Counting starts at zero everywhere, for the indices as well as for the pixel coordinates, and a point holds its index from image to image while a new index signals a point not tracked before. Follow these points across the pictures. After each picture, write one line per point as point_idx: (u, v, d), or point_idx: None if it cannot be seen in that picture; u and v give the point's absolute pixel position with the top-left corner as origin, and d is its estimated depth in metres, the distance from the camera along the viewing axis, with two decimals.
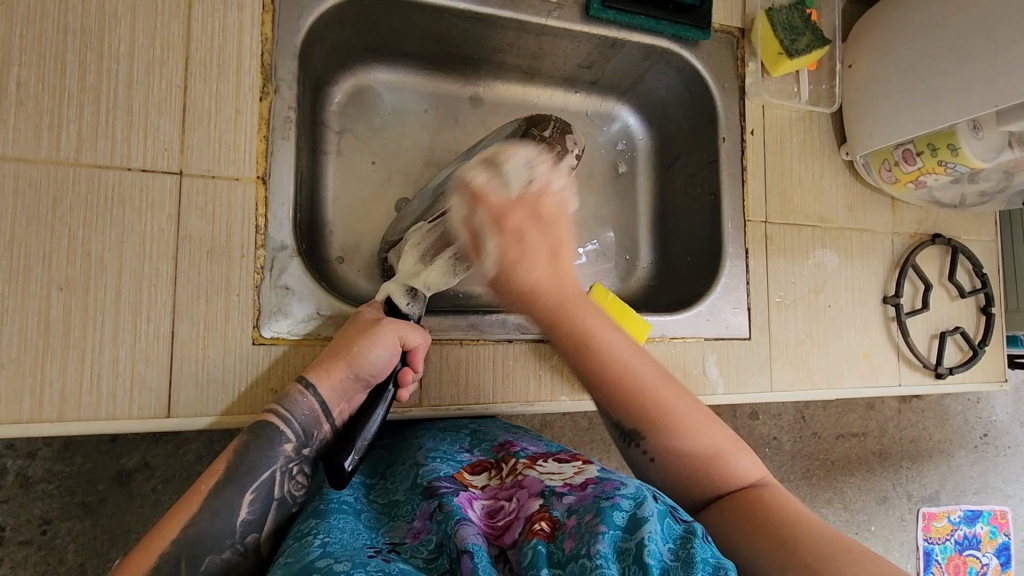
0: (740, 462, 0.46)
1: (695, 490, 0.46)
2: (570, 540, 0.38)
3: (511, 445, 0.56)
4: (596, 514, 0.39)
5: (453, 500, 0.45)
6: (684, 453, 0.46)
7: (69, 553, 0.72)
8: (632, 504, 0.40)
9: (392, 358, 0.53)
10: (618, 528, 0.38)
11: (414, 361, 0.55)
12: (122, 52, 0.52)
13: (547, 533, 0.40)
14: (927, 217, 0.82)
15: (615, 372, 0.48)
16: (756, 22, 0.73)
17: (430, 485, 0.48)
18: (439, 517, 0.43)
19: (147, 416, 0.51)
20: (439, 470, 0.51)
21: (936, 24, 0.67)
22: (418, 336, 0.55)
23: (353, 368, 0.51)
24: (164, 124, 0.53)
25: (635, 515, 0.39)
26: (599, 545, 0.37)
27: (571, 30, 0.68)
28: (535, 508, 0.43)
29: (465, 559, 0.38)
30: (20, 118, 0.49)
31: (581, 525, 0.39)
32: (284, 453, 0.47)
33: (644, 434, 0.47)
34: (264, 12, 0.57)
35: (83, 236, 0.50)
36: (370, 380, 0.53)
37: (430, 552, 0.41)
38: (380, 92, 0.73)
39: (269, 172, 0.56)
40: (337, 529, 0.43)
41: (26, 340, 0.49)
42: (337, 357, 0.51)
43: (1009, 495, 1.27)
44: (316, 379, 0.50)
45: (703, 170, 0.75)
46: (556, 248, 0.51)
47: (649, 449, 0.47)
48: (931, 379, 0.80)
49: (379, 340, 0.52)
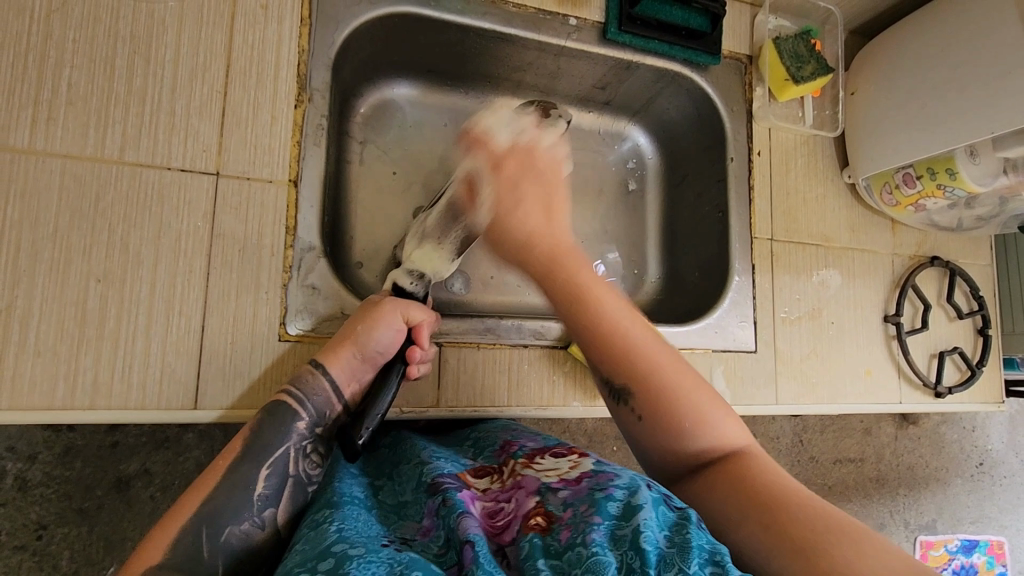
0: (725, 427, 0.45)
1: (678, 454, 0.45)
2: (565, 531, 0.40)
3: (511, 446, 0.56)
4: (591, 504, 0.41)
5: (457, 495, 0.45)
6: (670, 416, 0.45)
7: (63, 559, 0.72)
8: (626, 493, 0.42)
9: (397, 335, 0.55)
10: (612, 518, 0.40)
11: (420, 338, 0.56)
12: (167, 59, 0.55)
13: (543, 526, 0.41)
14: (925, 240, 0.85)
15: (603, 327, 0.47)
16: (764, 50, 0.77)
17: (434, 482, 0.48)
18: (443, 511, 0.44)
19: (174, 406, 0.52)
20: (443, 467, 0.51)
21: (936, 55, 0.70)
22: (422, 313, 0.57)
23: (359, 347, 0.53)
24: (204, 127, 0.55)
25: (629, 503, 0.41)
26: (593, 534, 0.38)
27: (589, 52, 0.71)
28: (532, 505, 0.44)
29: (466, 548, 0.39)
30: (68, 117, 0.52)
31: (576, 515, 0.41)
32: (297, 430, 0.48)
33: (632, 396, 0.46)
34: (302, 25, 0.60)
35: (121, 232, 0.52)
36: (377, 359, 0.55)
37: (440, 547, 0.42)
38: (403, 106, 0.76)
39: (301, 175, 0.58)
40: (352, 517, 0.43)
41: (62, 329, 0.50)
42: (345, 339, 0.54)
43: (1005, 525, 1.28)
44: (326, 360, 0.52)
45: (711, 188, 0.78)
46: (553, 195, 0.51)
47: (636, 407, 0.46)
48: (930, 398, 0.82)
49: (383, 319, 0.54)
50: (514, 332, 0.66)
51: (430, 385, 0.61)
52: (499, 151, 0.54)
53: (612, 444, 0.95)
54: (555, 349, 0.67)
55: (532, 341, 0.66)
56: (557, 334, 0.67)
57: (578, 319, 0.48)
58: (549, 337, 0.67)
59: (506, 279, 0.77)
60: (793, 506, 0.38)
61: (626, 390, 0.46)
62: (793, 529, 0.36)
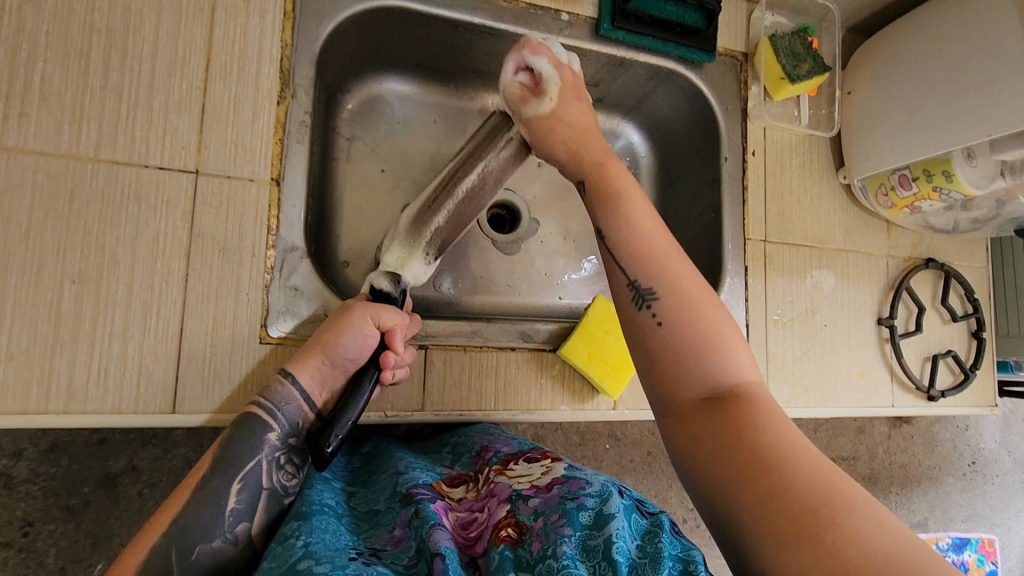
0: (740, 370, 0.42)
1: (682, 380, 0.41)
2: (536, 542, 0.40)
3: (487, 451, 0.56)
4: (562, 514, 0.41)
5: (429, 506, 0.45)
6: (693, 336, 0.42)
7: (49, 557, 0.71)
8: (597, 501, 0.41)
9: (368, 340, 0.52)
10: (583, 527, 0.40)
11: (394, 343, 0.53)
12: (145, 52, 0.53)
13: (514, 538, 0.41)
14: (920, 242, 0.84)
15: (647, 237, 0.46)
16: (760, 47, 0.76)
17: (408, 492, 0.47)
18: (416, 522, 0.43)
19: (153, 410, 0.51)
20: (418, 477, 0.50)
21: (934, 56, 0.69)
22: (394, 317, 0.55)
23: (328, 354, 0.51)
24: (182, 124, 0.54)
25: (601, 512, 0.40)
26: (564, 545, 0.38)
27: (582, 48, 0.70)
28: (503, 514, 0.44)
29: (437, 561, 0.38)
30: (42, 113, 0.50)
31: (547, 526, 0.40)
32: (269, 442, 0.47)
33: (659, 301, 0.44)
34: (285, 19, 0.58)
35: (97, 231, 0.51)
36: (349, 365, 0.53)
37: (410, 559, 0.41)
38: (390, 101, 0.75)
39: (283, 174, 0.57)
40: (321, 529, 0.42)
41: (36, 331, 0.49)
42: (313, 346, 0.51)
43: (996, 523, 1.28)
44: (295, 369, 0.50)
45: (704, 188, 0.77)
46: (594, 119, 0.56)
47: (660, 316, 0.43)
48: (923, 401, 0.81)
49: (352, 324, 0.52)
50: (502, 335, 0.65)
51: (415, 388, 0.60)
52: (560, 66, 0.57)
53: (604, 442, 0.95)
54: (543, 352, 0.66)
55: (520, 343, 0.65)
56: (545, 336, 0.66)
57: (620, 229, 0.47)
58: (537, 340, 0.66)
59: (496, 279, 0.76)
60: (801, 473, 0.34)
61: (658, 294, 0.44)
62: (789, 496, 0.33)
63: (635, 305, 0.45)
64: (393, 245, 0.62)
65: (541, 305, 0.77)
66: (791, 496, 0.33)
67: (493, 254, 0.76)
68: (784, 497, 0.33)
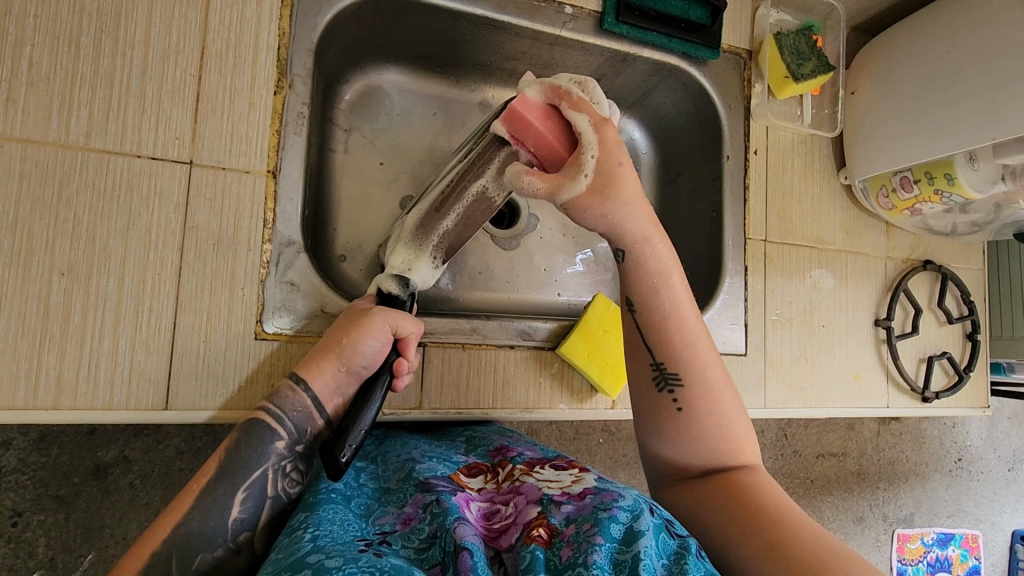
0: (743, 437, 0.50)
1: (693, 455, 0.49)
2: (567, 548, 0.39)
3: (507, 450, 0.56)
4: (595, 524, 0.40)
5: (451, 498, 0.45)
6: (707, 411, 0.49)
7: (39, 547, 0.70)
8: (629, 516, 0.41)
9: (383, 348, 0.52)
10: (613, 540, 0.39)
11: (407, 351, 0.53)
12: (138, 38, 0.52)
13: (545, 539, 0.41)
14: (918, 244, 0.84)
15: (673, 317, 0.50)
16: (764, 44, 0.75)
17: (425, 481, 0.47)
18: (434, 510, 0.43)
19: (144, 406, 0.50)
20: (434, 468, 0.50)
21: (939, 57, 0.68)
22: (411, 325, 0.54)
23: (343, 361, 0.51)
24: (176, 113, 0.53)
25: (632, 528, 0.40)
26: (595, 555, 0.38)
27: (584, 42, 0.69)
28: (533, 515, 0.43)
29: (464, 555, 0.38)
30: (31, 99, 0.49)
31: (579, 534, 0.40)
32: (276, 450, 0.46)
33: (682, 384, 0.49)
34: (282, 6, 0.57)
35: (87, 222, 0.50)
36: (363, 372, 0.52)
37: (422, 542, 0.41)
38: (389, 92, 0.73)
39: (280, 166, 0.56)
40: (327, 521, 0.42)
41: (24, 324, 0.48)
42: (329, 351, 0.51)
43: (980, 519, 1.30)
44: (307, 376, 0.49)
45: (705, 187, 0.77)
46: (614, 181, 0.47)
47: (679, 398, 0.49)
48: (917, 402, 0.82)
49: (369, 331, 0.51)
50: (501, 333, 0.64)
51: (413, 387, 0.59)
52: (601, 114, 0.48)
53: (598, 437, 0.95)
54: (542, 351, 0.65)
55: (519, 342, 0.64)
56: (545, 335, 0.65)
57: (651, 300, 0.50)
58: (536, 339, 0.65)
59: (494, 275, 0.75)
60: (795, 536, 0.41)
61: (680, 379, 0.49)
62: (792, 552, 0.39)
63: (656, 387, 0.50)
64: (399, 247, 0.61)
65: (538, 302, 0.76)
66: (788, 550, 0.40)
67: (491, 250, 0.75)
68: (793, 553, 0.39)
